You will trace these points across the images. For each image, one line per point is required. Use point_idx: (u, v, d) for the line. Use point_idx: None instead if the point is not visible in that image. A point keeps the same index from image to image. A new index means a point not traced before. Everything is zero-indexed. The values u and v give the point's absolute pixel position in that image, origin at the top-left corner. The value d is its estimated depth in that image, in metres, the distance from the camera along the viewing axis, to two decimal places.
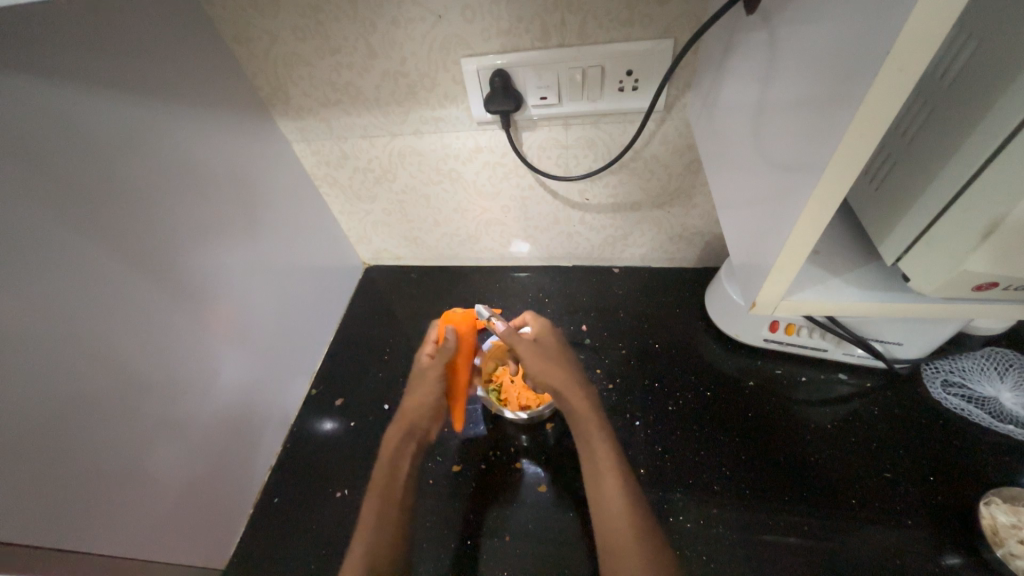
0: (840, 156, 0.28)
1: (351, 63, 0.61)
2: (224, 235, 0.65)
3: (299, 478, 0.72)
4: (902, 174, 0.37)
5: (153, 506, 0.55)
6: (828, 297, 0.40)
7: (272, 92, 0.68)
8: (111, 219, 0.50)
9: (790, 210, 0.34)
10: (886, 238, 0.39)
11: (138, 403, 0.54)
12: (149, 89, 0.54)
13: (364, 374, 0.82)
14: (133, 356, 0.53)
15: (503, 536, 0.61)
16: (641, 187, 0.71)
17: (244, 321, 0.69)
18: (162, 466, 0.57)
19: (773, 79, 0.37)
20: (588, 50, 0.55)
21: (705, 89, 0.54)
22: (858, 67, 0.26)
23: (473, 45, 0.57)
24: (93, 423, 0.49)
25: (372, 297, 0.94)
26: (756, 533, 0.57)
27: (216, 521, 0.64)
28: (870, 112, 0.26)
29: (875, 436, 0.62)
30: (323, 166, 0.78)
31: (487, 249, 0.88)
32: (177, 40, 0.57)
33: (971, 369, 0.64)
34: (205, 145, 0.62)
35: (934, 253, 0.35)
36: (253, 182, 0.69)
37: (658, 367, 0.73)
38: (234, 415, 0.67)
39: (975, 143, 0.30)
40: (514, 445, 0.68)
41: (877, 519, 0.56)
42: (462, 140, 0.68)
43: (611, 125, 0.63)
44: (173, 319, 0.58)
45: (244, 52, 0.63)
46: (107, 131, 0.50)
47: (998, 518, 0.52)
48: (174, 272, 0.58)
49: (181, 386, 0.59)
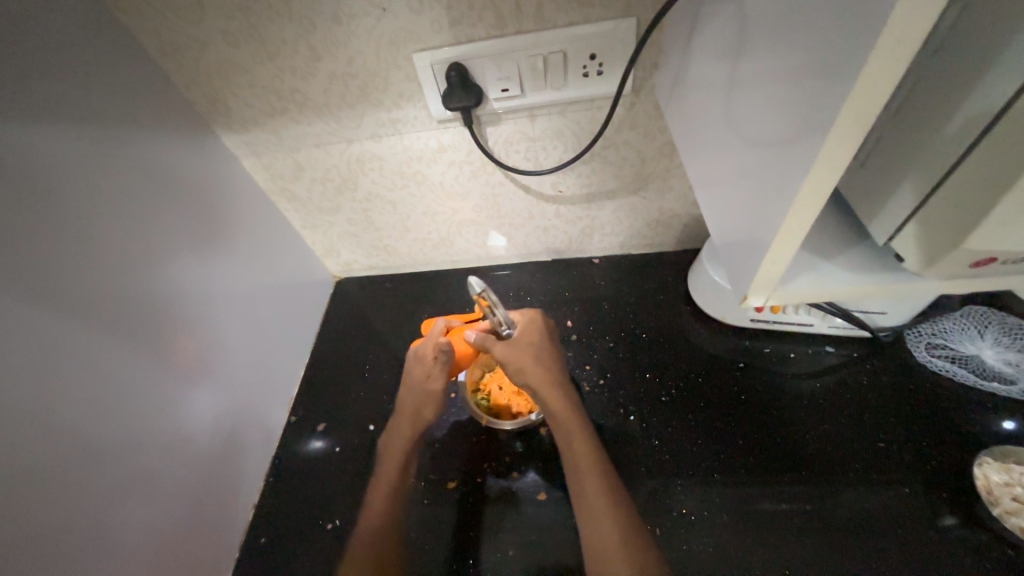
0: (831, 143, 0.26)
1: (293, 67, 0.57)
2: (177, 265, 0.60)
3: (287, 512, 0.68)
4: (888, 145, 0.36)
5: (125, 572, 0.51)
6: (819, 281, 0.38)
7: (209, 104, 0.62)
8: (37, 266, 0.45)
9: (776, 197, 0.32)
10: (883, 213, 0.37)
11: (96, 464, 0.48)
12: (70, 112, 0.48)
13: (345, 394, 0.77)
14: (84, 416, 0.48)
15: (506, 550, 0.59)
16: (615, 174, 0.69)
17: (208, 356, 0.64)
18: (131, 527, 0.52)
19: (747, 57, 0.35)
20: (547, 36, 0.52)
21: (672, 69, 0.51)
22: (845, 41, 0.24)
23: (424, 39, 0.53)
24: (46, 499, 0.44)
25: (347, 311, 0.90)
26: (760, 516, 0.56)
27: (200, 570, 0.60)
28: (867, 90, 0.23)
29: (867, 405, 0.62)
30: (277, 181, 0.73)
31: (462, 251, 0.85)
32: (95, 55, 0.51)
33: (953, 330, 0.64)
34: (144, 169, 0.56)
35: (932, 230, 0.33)
36: (202, 204, 0.64)
37: (647, 357, 0.72)
38: (208, 457, 0.63)
39: (967, 110, 0.28)
40: (508, 453, 0.66)
41: (876, 487, 0.56)
42: (424, 141, 0.64)
43: (578, 113, 0.60)
44: (126, 365, 0.52)
45: (173, 63, 0.58)
46: (23, 165, 0.44)
47: (992, 478, 0.53)
48: (122, 312, 0.52)
49: (144, 437, 0.54)
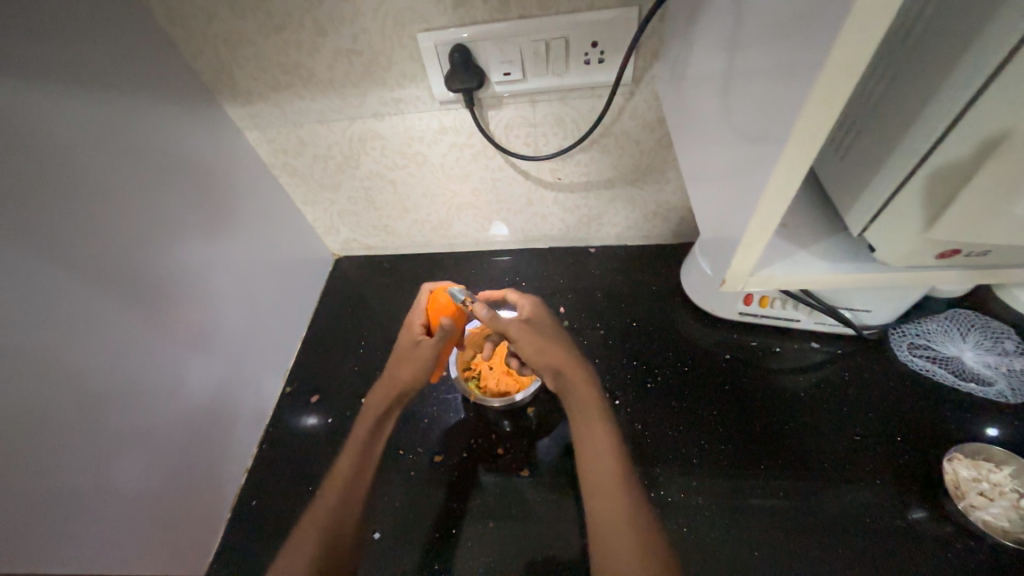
0: (803, 125, 0.27)
1: (300, 42, 0.57)
2: (178, 230, 0.61)
3: (277, 478, 0.70)
4: (875, 138, 0.37)
5: (125, 520, 0.53)
6: (795, 268, 0.42)
7: (216, 77, 0.64)
8: (47, 221, 0.46)
9: (755, 184, 0.33)
10: (853, 209, 0.40)
11: (99, 415, 0.51)
12: (80, 77, 0.50)
13: (340, 368, 0.79)
14: (89, 368, 0.50)
15: (488, 522, 0.61)
16: (613, 164, 0.70)
17: (207, 322, 0.65)
18: (130, 479, 0.54)
19: (739, 47, 0.36)
20: (550, 22, 0.53)
21: (672, 59, 0.52)
22: (815, 32, 0.25)
23: (429, 19, 0.54)
24: (50, 444, 0.46)
25: (345, 288, 0.91)
26: (736, 499, 0.58)
27: (194, 526, 0.62)
28: (833, 76, 0.25)
29: (847, 399, 0.64)
30: (280, 156, 0.74)
31: (461, 234, 0.86)
32: (104, 19, 0.52)
33: (936, 332, 0.66)
34: (147, 135, 0.57)
35: (899, 222, 0.36)
36: (205, 173, 0.65)
37: (636, 345, 0.73)
38: (203, 418, 0.65)
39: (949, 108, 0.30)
40: (496, 431, 0.68)
41: (849, 478, 0.58)
42: (425, 122, 0.65)
43: (579, 101, 0.61)
44: (129, 324, 0.54)
45: (182, 33, 0.59)
46: (33, 123, 0.45)
47: (960, 473, 0.55)
48: (127, 273, 0.54)
49: (145, 393, 0.56)
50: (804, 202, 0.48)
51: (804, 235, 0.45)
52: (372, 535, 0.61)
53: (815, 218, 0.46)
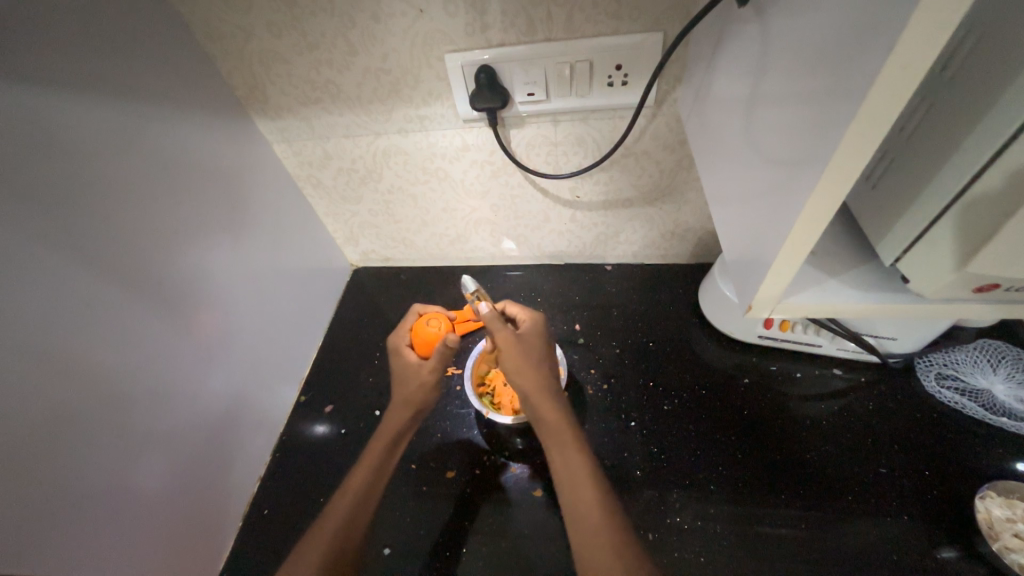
0: (839, 155, 0.27)
1: (330, 61, 0.59)
2: (204, 237, 0.62)
3: (291, 487, 0.70)
4: (908, 168, 0.37)
5: (142, 523, 0.54)
6: (821, 296, 0.41)
7: (248, 92, 0.66)
8: (84, 228, 0.48)
9: (785, 212, 0.33)
10: (885, 238, 0.40)
11: (123, 417, 0.52)
12: (120, 91, 0.52)
13: (355, 379, 0.80)
14: (116, 370, 0.51)
15: (498, 542, 0.60)
16: (632, 183, 0.70)
17: (227, 327, 0.66)
18: (149, 481, 0.55)
19: (765, 75, 0.36)
20: (575, 44, 0.54)
21: (696, 82, 0.53)
22: (856, 66, 0.25)
23: (456, 41, 0.55)
24: (76, 443, 0.47)
25: (362, 299, 0.92)
26: (753, 528, 0.56)
27: (207, 534, 0.62)
28: (873, 108, 0.25)
29: (869, 428, 0.62)
30: (305, 168, 0.76)
31: (478, 249, 0.86)
32: (144, 35, 0.54)
33: (965, 362, 0.64)
34: (179, 146, 0.59)
35: (934, 254, 0.36)
36: (232, 184, 0.67)
37: (652, 365, 0.72)
38: (221, 424, 0.65)
39: (992, 141, 0.30)
40: (508, 449, 0.67)
41: (872, 511, 0.56)
42: (448, 139, 0.66)
43: (600, 121, 0.62)
44: (154, 328, 0.55)
45: (219, 50, 0.61)
46: (75, 135, 0.47)
47: (993, 512, 0.52)
48: (154, 277, 0.55)
49: (166, 397, 0.57)
50: (832, 229, 0.47)
51: (831, 263, 0.44)
52: (382, 550, 0.61)
53: (842, 246, 0.46)
